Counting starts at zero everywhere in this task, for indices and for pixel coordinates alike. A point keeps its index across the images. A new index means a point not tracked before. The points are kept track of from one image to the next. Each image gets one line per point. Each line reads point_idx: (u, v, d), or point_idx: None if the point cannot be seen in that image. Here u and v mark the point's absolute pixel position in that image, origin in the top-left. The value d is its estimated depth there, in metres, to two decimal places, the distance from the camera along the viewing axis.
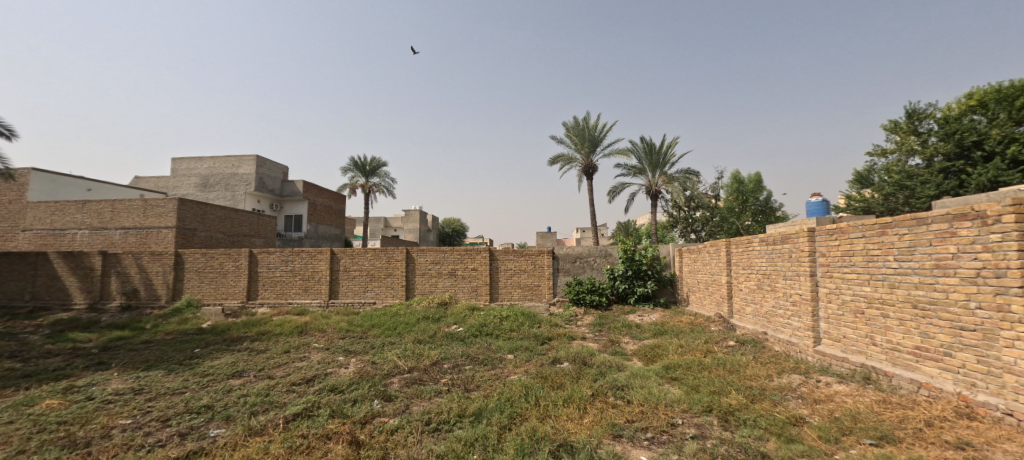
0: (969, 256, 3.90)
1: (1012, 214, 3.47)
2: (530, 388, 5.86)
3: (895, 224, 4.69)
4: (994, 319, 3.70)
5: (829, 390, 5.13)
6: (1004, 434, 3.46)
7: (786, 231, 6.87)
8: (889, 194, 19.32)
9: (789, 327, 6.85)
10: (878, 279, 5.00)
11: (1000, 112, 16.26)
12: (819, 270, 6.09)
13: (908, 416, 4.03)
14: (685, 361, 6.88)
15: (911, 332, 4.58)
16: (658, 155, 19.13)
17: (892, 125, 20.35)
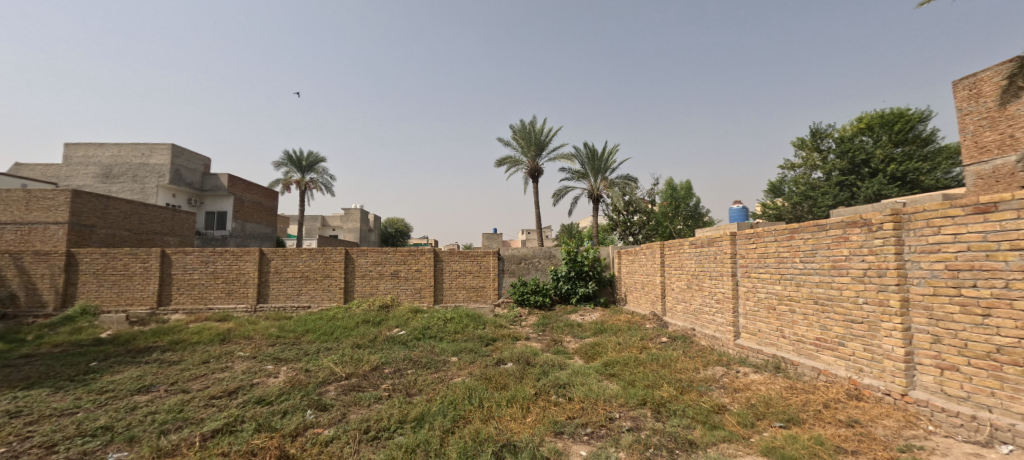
0: (857, 258, 4.50)
1: (891, 222, 4.07)
2: (474, 390, 5.83)
3: (801, 229, 5.31)
4: (876, 312, 4.30)
5: (746, 379, 5.68)
6: (883, 411, 4.04)
7: (711, 235, 7.49)
8: (796, 203, 21.73)
9: (714, 323, 7.49)
10: (787, 279, 5.62)
11: (883, 135, 19.49)
12: (739, 270, 6.72)
13: (810, 400, 4.57)
14: (623, 357, 7.24)
15: (813, 325, 5.20)
16: (600, 161, 19.99)
17: (799, 142, 23.11)
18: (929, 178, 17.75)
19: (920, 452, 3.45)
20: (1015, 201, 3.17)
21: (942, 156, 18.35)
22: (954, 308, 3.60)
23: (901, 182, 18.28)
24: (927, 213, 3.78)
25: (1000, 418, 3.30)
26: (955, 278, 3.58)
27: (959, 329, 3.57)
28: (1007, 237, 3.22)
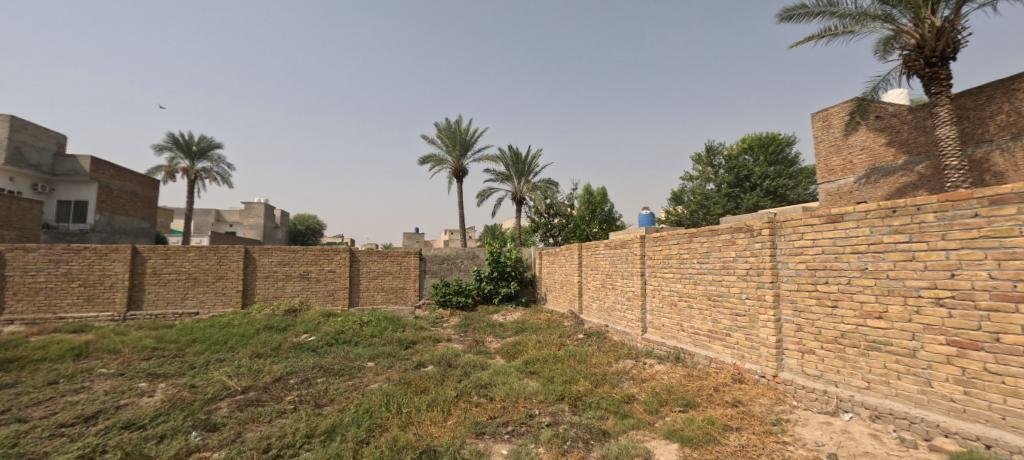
0: (742, 259, 5.20)
1: (767, 228, 4.76)
2: (392, 396, 5.57)
3: (699, 234, 5.98)
4: (755, 306, 4.99)
5: (652, 370, 6.23)
6: (759, 391, 4.72)
7: (624, 238, 8.10)
8: (694, 210, 24.25)
9: (624, 319, 8.10)
10: (686, 277, 6.29)
11: (760, 155, 22.77)
12: (647, 270, 7.36)
13: (704, 385, 5.17)
14: (543, 355, 7.48)
15: (706, 318, 5.89)
16: (523, 165, 20.49)
17: (696, 157, 26.01)
18: (793, 192, 21.50)
19: (787, 423, 4.09)
20: (855, 213, 3.90)
21: (802, 175, 22.27)
22: (812, 301, 4.32)
23: (774, 194, 21.71)
24: (794, 222, 4.49)
25: (842, 390, 4.03)
26: (813, 276, 4.30)
27: (815, 318, 4.29)
28: (849, 242, 3.95)
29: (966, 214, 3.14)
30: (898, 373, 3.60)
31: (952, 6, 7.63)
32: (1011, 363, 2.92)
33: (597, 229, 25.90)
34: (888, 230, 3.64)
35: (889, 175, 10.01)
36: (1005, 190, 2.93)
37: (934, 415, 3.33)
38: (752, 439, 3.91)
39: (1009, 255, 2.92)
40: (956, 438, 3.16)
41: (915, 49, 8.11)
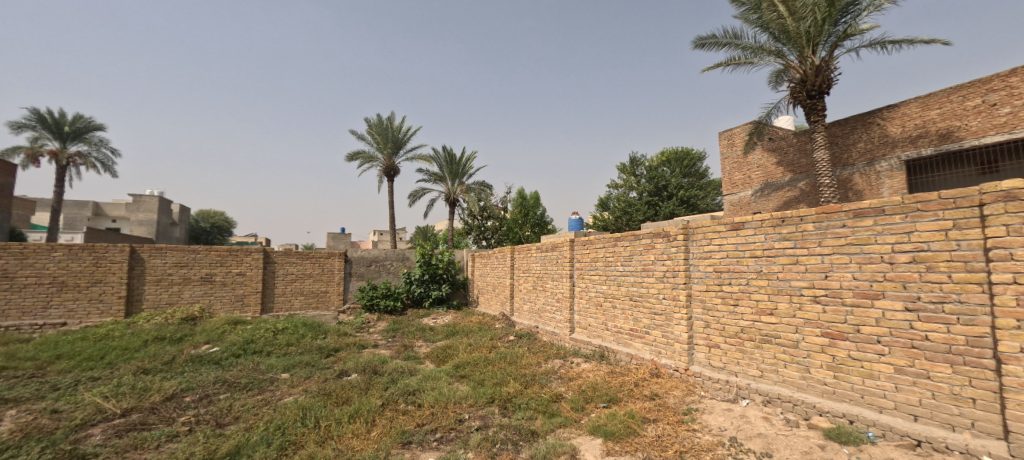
0: (660, 261, 5.60)
1: (682, 234, 5.19)
2: (309, 410, 5.09)
3: (622, 238, 6.36)
4: (671, 305, 5.40)
5: (578, 368, 6.46)
6: (673, 384, 5.10)
7: (555, 241, 8.33)
8: (618, 216, 25.70)
9: (554, 320, 8.32)
10: (611, 279, 6.64)
11: (676, 167, 24.99)
12: (575, 272, 7.64)
13: (625, 381, 5.48)
14: (474, 358, 7.40)
15: (628, 317, 6.25)
16: (458, 166, 20.26)
17: (621, 167, 27.75)
18: (702, 202, 23.86)
19: (696, 412, 4.47)
20: (753, 222, 4.38)
21: (710, 187, 24.85)
22: (718, 300, 4.78)
23: (687, 203, 23.89)
24: (704, 228, 4.94)
25: (742, 379, 4.50)
26: (719, 278, 4.76)
27: (721, 315, 4.75)
28: (748, 247, 4.43)
29: (836, 225, 3.66)
30: (784, 362, 4.09)
31: (827, 49, 9.02)
32: (867, 351, 3.45)
33: (530, 232, 26.20)
34: (778, 237, 4.14)
35: (778, 189, 11.48)
36: (864, 205, 3.46)
37: (812, 397, 3.84)
38: (667, 429, 4.21)
39: (867, 259, 3.45)
40: (828, 416, 3.68)
41: (799, 82, 9.44)
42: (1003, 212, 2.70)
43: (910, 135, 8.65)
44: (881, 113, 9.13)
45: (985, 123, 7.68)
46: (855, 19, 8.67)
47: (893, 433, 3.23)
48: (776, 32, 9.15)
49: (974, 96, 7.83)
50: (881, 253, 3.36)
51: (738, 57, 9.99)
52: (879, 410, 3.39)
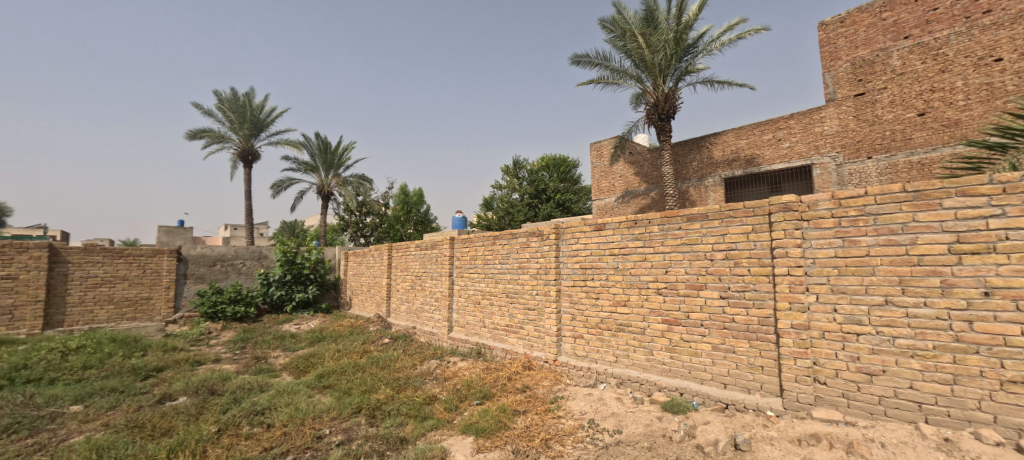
0: (534, 259, 5.83)
1: (554, 233, 5.48)
2: (106, 449, 3.87)
3: (501, 236, 6.45)
4: (542, 301, 5.66)
5: (455, 368, 6.36)
6: (543, 375, 5.35)
7: (435, 238, 8.06)
8: (501, 216, 26.74)
9: (432, 320, 8.03)
10: (489, 277, 6.68)
11: (553, 173, 26.85)
12: (455, 271, 7.49)
13: (499, 376, 5.57)
14: (340, 365, 6.67)
15: (505, 314, 6.35)
16: (333, 155, 18.24)
17: (505, 169, 28.63)
18: (576, 206, 26.04)
19: (561, 400, 4.76)
20: (612, 223, 4.85)
21: (583, 193, 27.19)
22: (583, 294, 5.17)
23: (563, 206, 25.80)
24: (573, 228, 5.31)
25: (601, 365, 4.93)
26: (584, 274, 5.16)
27: (584, 308, 5.15)
28: (608, 246, 4.89)
29: (675, 227, 4.26)
30: (634, 347, 4.61)
31: (674, 80, 10.63)
32: (694, 333, 4.08)
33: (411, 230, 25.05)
34: (631, 237, 4.66)
35: (635, 197, 13.20)
36: (695, 211, 4.09)
37: (653, 376, 4.40)
38: (535, 418, 4.38)
39: (695, 256, 4.09)
40: (664, 391, 4.25)
41: (653, 106, 10.96)
42: (783, 219, 3.44)
43: (727, 158, 10.79)
44: (709, 139, 11.17)
45: (774, 154, 10.01)
46: (694, 58, 10.41)
47: (710, 400, 3.89)
48: (637, 60, 10.46)
49: (767, 132, 10.12)
50: (704, 251, 4.02)
51: (607, 77, 11.13)
52: (701, 382, 4.03)
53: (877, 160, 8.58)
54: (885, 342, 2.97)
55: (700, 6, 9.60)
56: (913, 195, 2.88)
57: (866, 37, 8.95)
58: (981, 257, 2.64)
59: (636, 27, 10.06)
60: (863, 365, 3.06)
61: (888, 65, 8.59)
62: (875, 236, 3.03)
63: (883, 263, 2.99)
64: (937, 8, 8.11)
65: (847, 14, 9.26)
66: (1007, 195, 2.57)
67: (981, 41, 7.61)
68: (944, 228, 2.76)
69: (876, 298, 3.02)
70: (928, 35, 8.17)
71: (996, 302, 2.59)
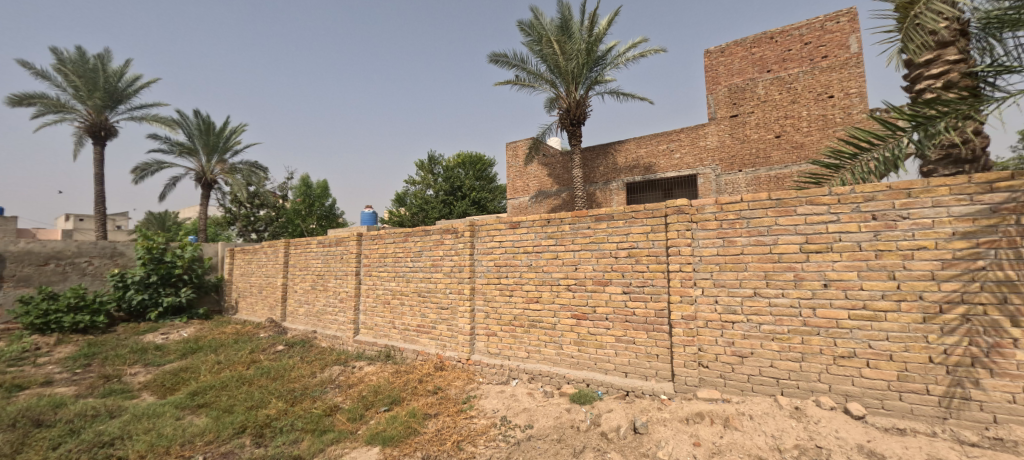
0: (448, 257, 5.66)
1: (469, 230, 5.38)
2: None
3: (413, 233, 6.16)
4: (456, 299, 5.52)
5: (360, 373, 5.93)
6: (455, 375, 5.22)
7: (340, 235, 7.40)
8: (414, 213, 25.87)
9: (336, 323, 7.37)
10: (400, 276, 6.33)
11: (469, 171, 26.69)
12: (362, 269, 6.96)
13: (410, 379, 5.32)
14: (220, 379, 5.75)
15: (416, 314, 6.08)
16: (218, 138, 15.73)
17: (420, 164, 27.72)
18: (491, 205, 26.19)
19: (474, 399, 4.70)
20: (526, 221, 4.92)
21: (498, 192, 27.43)
22: (497, 291, 5.16)
23: (478, 205, 25.78)
24: (488, 226, 5.27)
25: (513, 361, 4.97)
26: (498, 271, 5.15)
27: (498, 305, 5.14)
28: (522, 244, 4.95)
29: (584, 226, 4.46)
30: (545, 342, 4.74)
31: (585, 88, 11.24)
32: (600, 326, 4.32)
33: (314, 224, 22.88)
34: (544, 235, 4.77)
35: (547, 197, 13.71)
36: (602, 211, 4.33)
37: (563, 369, 4.57)
38: (447, 420, 4.26)
39: (602, 254, 4.33)
40: (573, 383, 4.43)
41: (566, 111, 11.47)
42: (677, 220, 3.80)
43: (629, 165, 11.76)
44: (614, 146, 12.06)
45: (667, 163, 11.18)
46: (603, 70, 11.11)
47: (612, 389, 4.16)
48: (552, 65, 10.84)
49: (662, 143, 11.27)
50: (610, 249, 4.28)
51: (524, 79, 11.35)
52: (605, 372, 4.28)
53: (746, 173, 10.08)
54: (754, 329, 3.45)
55: (609, 22, 10.29)
56: (776, 202, 3.37)
57: (740, 67, 10.43)
58: (822, 255, 3.20)
59: (552, 33, 10.42)
60: (737, 349, 3.52)
61: (755, 92, 10.13)
62: (748, 237, 3.49)
63: (753, 260, 3.47)
64: (791, 49, 9.78)
65: (726, 45, 10.69)
66: (841, 204, 3.14)
67: (819, 80, 9.36)
68: (798, 231, 3.29)
69: (747, 290, 3.49)
70: (784, 70, 9.81)
71: (832, 292, 3.15)
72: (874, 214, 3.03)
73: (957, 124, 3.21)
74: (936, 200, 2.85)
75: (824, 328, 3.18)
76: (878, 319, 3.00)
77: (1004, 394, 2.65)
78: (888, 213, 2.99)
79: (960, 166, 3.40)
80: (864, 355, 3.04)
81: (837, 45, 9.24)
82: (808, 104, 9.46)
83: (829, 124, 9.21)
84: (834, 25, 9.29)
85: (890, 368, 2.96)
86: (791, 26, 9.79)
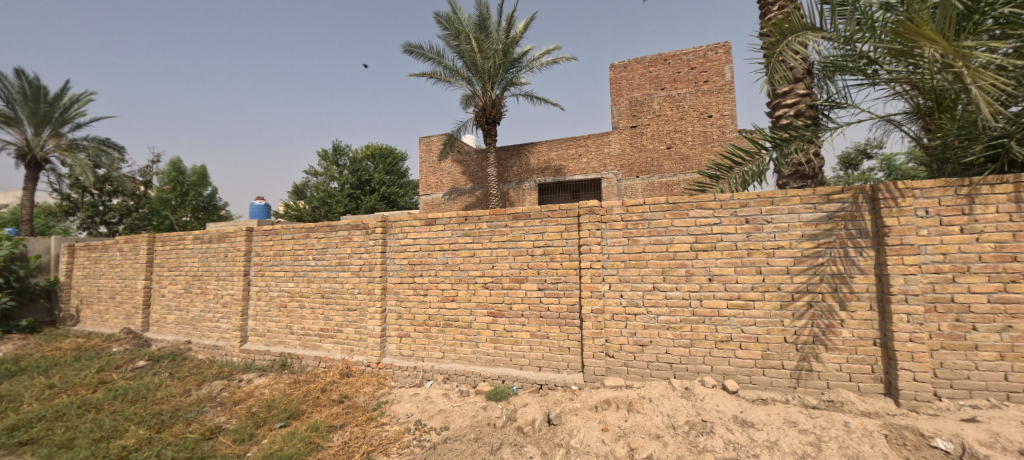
0: (357, 255, 5.27)
1: (381, 227, 5.07)
2: None
3: (316, 228, 5.60)
4: (365, 300, 5.17)
5: (249, 387, 5.27)
6: (364, 380, 4.89)
7: (223, 229, 6.41)
8: (315, 207, 23.70)
9: (217, 331, 6.38)
10: (299, 275, 5.72)
11: (379, 164, 25.21)
12: (252, 269, 6.13)
13: (311, 389, 4.86)
14: (52, 408, 4.62)
15: (318, 317, 5.53)
16: (49, 106, 12.50)
17: (322, 153, 25.41)
18: (402, 200, 25.04)
19: (385, 405, 4.47)
20: (443, 218, 4.80)
21: (410, 187, 26.33)
22: (411, 291, 4.95)
23: (388, 200, 24.47)
24: (402, 223, 5.03)
25: (427, 363, 4.82)
26: (412, 270, 4.95)
27: (412, 305, 4.94)
28: (438, 242, 4.82)
29: (502, 224, 4.50)
30: (461, 341, 4.68)
31: (501, 88, 11.35)
32: (516, 323, 4.41)
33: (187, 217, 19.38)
34: (462, 233, 4.70)
35: (462, 194, 13.59)
36: (519, 210, 4.41)
37: (479, 367, 4.56)
38: (354, 432, 4.03)
39: (519, 252, 4.41)
40: (488, 380, 4.46)
41: (482, 109, 11.47)
42: (589, 220, 4.04)
43: (541, 166, 12.23)
44: (528, 147, 12.44)
45: (576, 166, 11.88)
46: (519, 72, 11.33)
47: (526, 383, 4.27)
48: (469, 62, 10.75)
49: (572, 147, 11.93)
50: (527, 247, 4.38)
51: (440, 73, 11.07)
52: (520, 367, 4.38)
53: (642, 179, 11.17)
54: (652, 319, 3.82)
55: (526, 26, 10.54)
56: (673, 206, 3.78)
57: (640, 83, 11.48)
58: (708, 253, 3.67)
59: (470, 30, 10.34)
60: (638, 338, 3.86)
61: (652, 107, 11.24)
62: (649, 237, 3.86)
63: (653, 258, 3.84)
64: (681, 71, 11.04)
65: (629, 61, 11.67)
66: (722, 209, 3.64)
67: (702, 102, 10.75)
68: (689, 231, 3.73)
69: (647, 285, 3.85)
70: (675, 90, 11.04)
71: (715, 285, 3.64)
72: (747, 218, 3.57)
73: (803, 146, 3.95)
74: (791, 207, 3.46)
75: (708, 316, 3.65)
76: (748, 307, 3.54)
77: (835, 364, 3.33)
78: (757, 218, 3.54)
79: (804, 181, 4.17)
80: (737, 338, 3.56)
81: (716, 72, 10.70)
82: (693, 121, 10.81)
83: (708, 141, 10.65)
84: (714, 54, 10.73)
85: (756, 348, 3.51)
86: (681, 51, 11.06)
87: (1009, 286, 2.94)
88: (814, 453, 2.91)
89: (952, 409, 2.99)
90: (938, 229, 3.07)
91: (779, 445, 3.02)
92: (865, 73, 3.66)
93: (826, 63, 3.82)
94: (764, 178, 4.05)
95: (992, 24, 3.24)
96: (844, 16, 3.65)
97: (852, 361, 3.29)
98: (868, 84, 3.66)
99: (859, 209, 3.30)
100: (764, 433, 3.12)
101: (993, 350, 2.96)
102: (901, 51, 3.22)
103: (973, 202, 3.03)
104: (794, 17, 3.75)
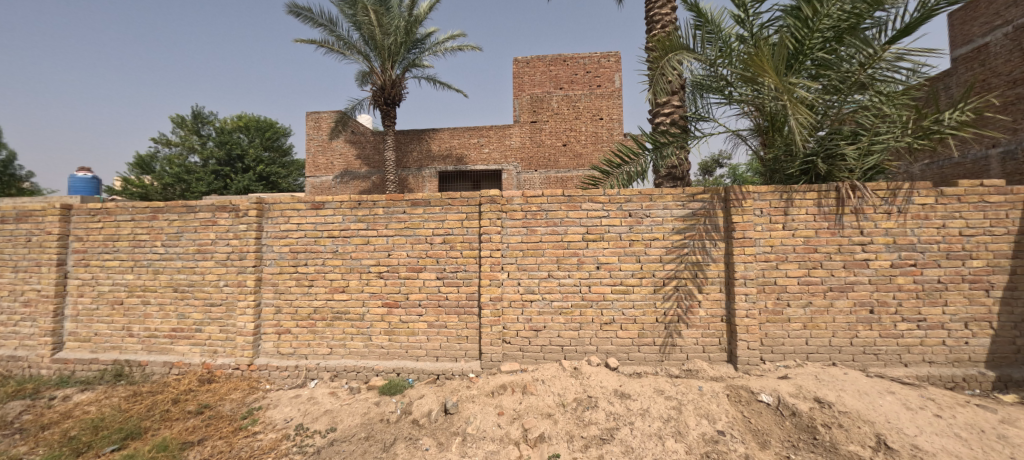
0: (223, 241, 4.48)
1: (255, 209, 4.39)
2: None
3: (166, 209, 4.62)
4: (233, 293, 4.43)
5: (66, 406, 4.17)
6: (231, 386, 4.25)
7: (23, 207, 4.89)
8: (168, 184, 19.68)
9: (13, 337, 4.86)
10: (142, 265, 4.67)
11: (255, 137, 21.83)
12: (70, 258, 4.81)
13: (157, 402, 4.03)
14: None
15: (169, 315, 4.59)
16: None
17: (178, 120, 21.09)
18: (285, 182, 21.96)
19: (258, 411, 3.93)
20: (332, 202, 4.36)
21: (295, 167, 23.26)
22: (292, 282, 4.40)
23: (268, 180, 21.35)
24: (282, 205, 4.43)
25: (311, 360, 4.35)
26: (295, 259, 4.40)
27: (294, 298, 4.40)
28: (327, 228, 4.37)
29: (400, 210, 4.27)
30: (351, 335, 4.33)
31: (401, 69, 10.69)
32: (412, 313, 4.23)
33: None
34: (354, 219, 4.33)
35: (356, 178, 12.54)
36: (418, 196, 4.24)
37: (371, 361, 4.27)
38: (216, 446, 3.50)
39: (417, 240, 4.24)
40: (382, 374, 4.21)
41: (380, 89, 10.71)
42: (490, 209, 4.06)
43: (444, 153, 11.95)
44: (429, 133, 12.03)
45: (478, 156, 11.88)
46: (422, 54, 10.83)
47: (424, 374, 4.14)
48: (367, 36, 9.91)
49: (474, 137, 11.88)
50: (425, 235, 4.23)
51: (332, 43, 9.99)
52: (416, 359, 4.23)
53: (540, 173, 11.68)
54: (546, 305, 4.02)
55: (430, 6, 10.07)
56: (568, 198, 4.00)
57: (541, 79, 11.84)
58: (597, 243, 3.97)
59: (369, 1, 9.49)
60: (533, 324, 4.03)
61: (552, 104, 11.73)
62: (546, 227, 4.03)
63: (549, 247, 4.02)
64: (577, 74, 11.72)
65: (531, 58, 11.94)
66: (610, 203, 3.98)
67: (595, 104, 11.62)
68: (581, 224, 4.00)
69: (543, 273, 4.02)
70: (572, 90, 11.69)
71: (602, 272, 3.97)
72: (630, 212, 3.96)
73: (676, 151, 4.49)
74: (665, 204, 3.93)
75: (595, 301, 3.97)
76: (628, 292, 3.94)
77: (692, 338, 3.91)
78: (638, 212, 3.95)
79: (676, 182, 4.72)
80: (619, 320, 3.95)
81: (607, 79, 11.63)
82: (586, 122, 11.64)
83: (599, 141, 11.60)
84: (606, 62, 11.65)
85: (633, 328, 3.94)
86: (578, 55, 11.73)
87: (811, 272, 3.78)
88: (675, 416, 3.39)
89: (772, 369, 3.74)
90: (768, 226, 3.80)
91: (649, 412, 3.44)
92: (724, 93, 4.29)
93: (695, 81, 4.38)
94: (646, 175, 4.49)
95: (811, 64, 4.02)
96: (710, 42, 4.22)
97: (705, 335, 3.90)
98: (725, 103, 4.30)
99: (714, 207, 3.89)
100: (637, 403, 3.53)
101: (799, 321, 3.78)
102: (749, 78, 3.85)
103: (791, 205, 3.80)
104: (673, 37, 4.21)
